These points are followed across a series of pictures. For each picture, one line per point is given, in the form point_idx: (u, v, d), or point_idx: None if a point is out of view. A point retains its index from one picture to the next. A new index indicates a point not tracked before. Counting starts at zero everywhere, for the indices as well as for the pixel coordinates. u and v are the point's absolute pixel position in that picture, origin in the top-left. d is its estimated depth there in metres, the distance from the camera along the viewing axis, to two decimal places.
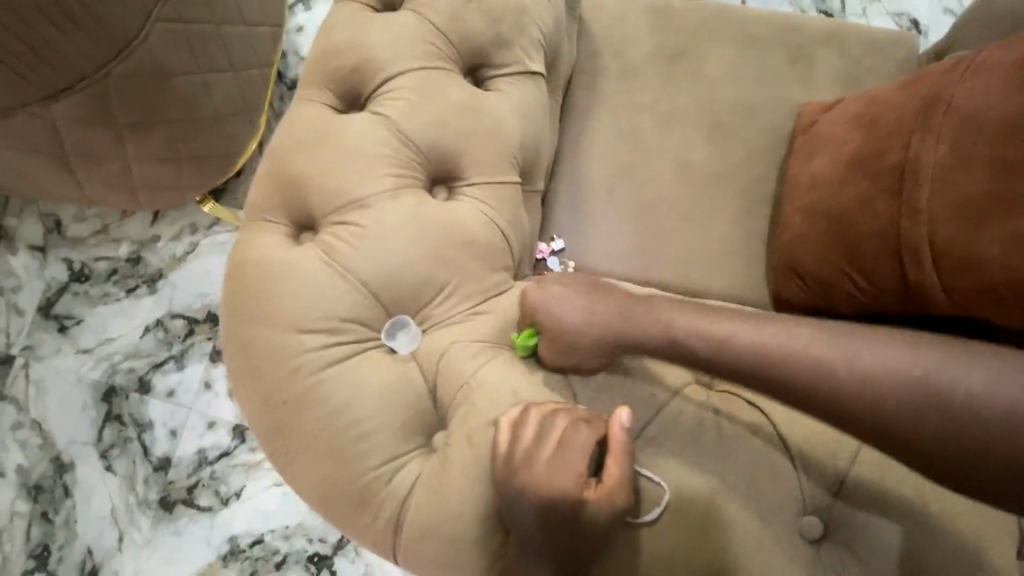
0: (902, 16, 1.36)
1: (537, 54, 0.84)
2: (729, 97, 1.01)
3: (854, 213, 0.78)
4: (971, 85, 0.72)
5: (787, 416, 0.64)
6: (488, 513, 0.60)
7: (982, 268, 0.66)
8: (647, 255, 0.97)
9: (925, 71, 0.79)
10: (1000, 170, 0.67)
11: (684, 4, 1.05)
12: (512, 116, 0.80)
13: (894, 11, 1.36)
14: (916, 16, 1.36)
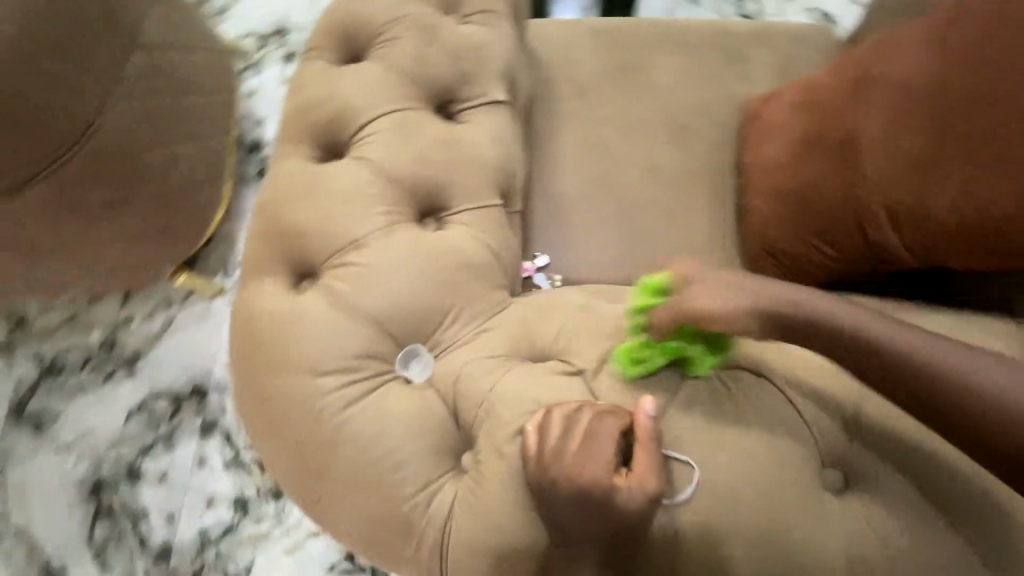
0: (814, 10, 1.48)
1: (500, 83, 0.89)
2: (680, 100, 1.09)
3: (816, 190, 0.84)
4: (896, 60, 0.80)
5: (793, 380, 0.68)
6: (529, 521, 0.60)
7: (943, 223, 0.73)
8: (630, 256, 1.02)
9: (850, 52, 0.87)
10: (941, 133, 0.73)
11: (623, 23, 1.14)
12: (486, 142, 0.84)
13: (806, 8, 1.49)
14: (826, 10, 1.48)
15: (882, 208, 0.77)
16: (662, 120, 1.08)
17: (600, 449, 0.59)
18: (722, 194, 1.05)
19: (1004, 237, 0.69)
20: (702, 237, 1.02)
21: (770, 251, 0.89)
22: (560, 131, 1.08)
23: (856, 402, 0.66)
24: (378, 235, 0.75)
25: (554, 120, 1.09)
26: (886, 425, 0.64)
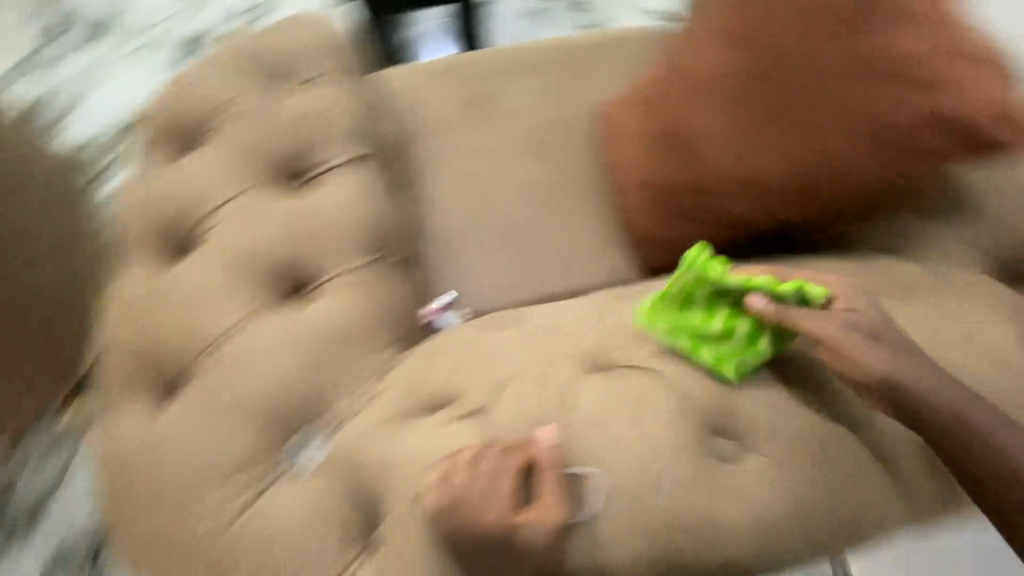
0: (654, 11, 1.60)
1: (350, 141, 0.89)
2: (537, 119, 1.14)
3: (670, 179, 0.92)
4: (701, 52, 0.88)
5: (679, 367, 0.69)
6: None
7: (773, 182, 0.84)
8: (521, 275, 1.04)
9: (667, 49, 0.95)
10: (751, 109, 0.84)
11: (470, 60, 1.21)
12: (346, 202, 0.83)
13: (646, 10, 1.60)
14: (665, 9, 1.60)
15: (725, 182, 0.87)
16: (523, 145, 1.12)
17: (500, 492, 0.59)
18: (594, 203, 1.09)
19: (818, 189, 0.82)
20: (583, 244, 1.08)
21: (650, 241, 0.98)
22: (431, 172, 1.11)
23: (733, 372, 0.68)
24: (254, 324, 0.72)
25: (423, 164, 1.12)
26: (840, 402, 0.68)
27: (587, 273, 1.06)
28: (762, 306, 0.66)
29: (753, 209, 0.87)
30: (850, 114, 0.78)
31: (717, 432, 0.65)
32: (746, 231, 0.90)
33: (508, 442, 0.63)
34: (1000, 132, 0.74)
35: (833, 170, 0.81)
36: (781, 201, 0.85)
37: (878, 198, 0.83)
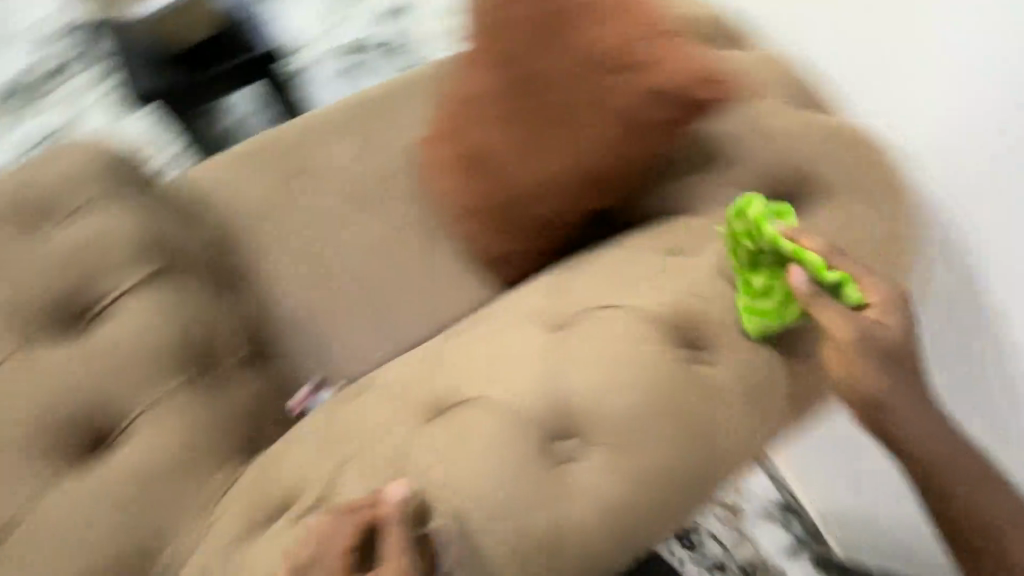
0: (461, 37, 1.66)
1: (132, 261, 0.87)
2: (353, 176, 1.23)
3: (479, 197, 0.98)
4: (467, 74, 0.94)
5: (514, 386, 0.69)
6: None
7: (554, 175, 0.87)
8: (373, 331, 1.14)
9: (448, 77, 1.01)
10: (514, 115, 0.88)
11: (280, 133, 1.28)
12: (141, 331, 0.83)
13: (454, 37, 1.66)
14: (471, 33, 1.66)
15: (517, 187, 0.92)
16: (348, 203, 1.20)
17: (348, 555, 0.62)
18: (422, 239, 1.17)
19: (594, 169, 0.84)
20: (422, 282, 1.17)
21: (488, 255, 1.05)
22: (265, 255, 1.17)
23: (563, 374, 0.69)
24: (102, 470, 0.76)
25: (256, 248, 1.18)
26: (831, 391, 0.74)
27: (438, 304, 1.16)
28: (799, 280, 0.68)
29: (551, 204, 0.91)
30: (575, 107, 0.82)
31: (558, 435, 0.67)
32: (558, 225, 0.94)
33: (334, 499, 0.66)
34: (706, 90, 0.77)
35: (583, 161, 0.84)
36: (570, 190, 0.88)
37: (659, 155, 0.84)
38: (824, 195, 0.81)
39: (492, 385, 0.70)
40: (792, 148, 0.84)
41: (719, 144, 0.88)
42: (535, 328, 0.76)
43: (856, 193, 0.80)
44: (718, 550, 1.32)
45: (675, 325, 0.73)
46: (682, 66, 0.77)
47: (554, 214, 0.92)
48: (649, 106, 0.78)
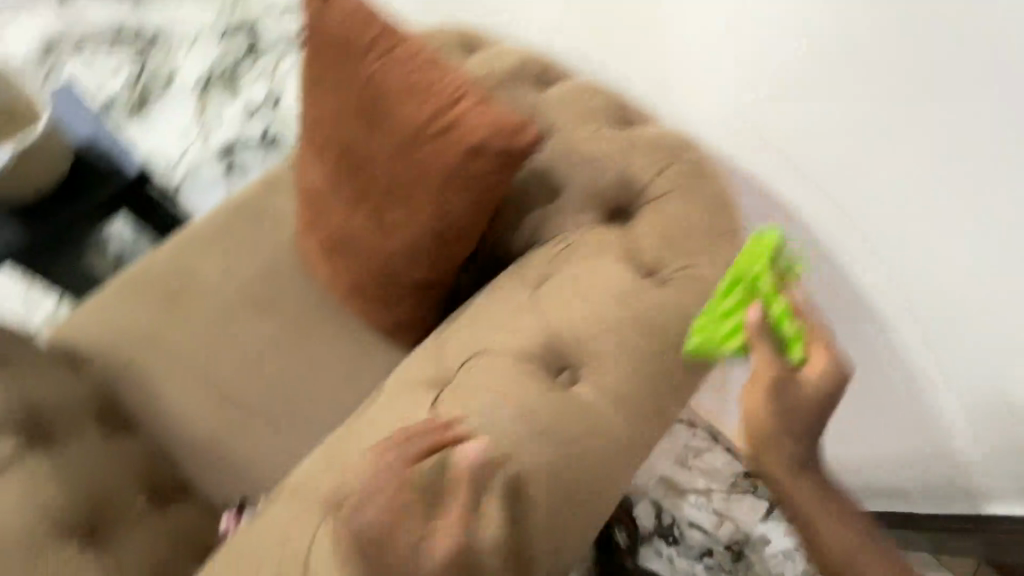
0: None
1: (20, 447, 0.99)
2: (240, 284, 1.27)
3: (359, 276, 1.03)
4: (308, 168, 0.97)
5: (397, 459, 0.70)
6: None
7: (408, 245, 0.89)
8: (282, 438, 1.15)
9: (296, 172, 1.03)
10: (355, 199, 0.90)
11: (162, 257, 1.32)
12: (33, 510, 0.94)
13: None
14: None
15: (386, 262, 0.95)
16: (234, 312, 1.24)
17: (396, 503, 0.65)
18: (310, 330, 1.21)
19: (439, 232, 0.85)
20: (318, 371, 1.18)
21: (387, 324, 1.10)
22: (162, 382, 1.19)
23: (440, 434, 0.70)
24: None
25: (152, 379, 1.20)
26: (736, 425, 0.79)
27: (346, 392, 1.17)
28: (755, 318, 0.69)
29: (419, 268, 0.94)
30: (402, 184, 0.81)
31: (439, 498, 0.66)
32: (437, 282, 0.97)
33: None
34: (515, 141, 0.74)
35: (426, 228, 0.84)
36: (429, 254, 0.89)
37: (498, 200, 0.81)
38: (646, 202, 0.86)
39: (373, 463, 0.73)
40: (615, 165, 0.88)
41: (554, 174, 0.90)
42: (417, 396, 0.78)
43: (673, 195, 0.85)
44: (699, 535, 1.37)
45: (540, 358, 0.75)
46: (484, 124, 0.74)
47: (428, 275, 0.95)
48: (467, 169, 0.76)
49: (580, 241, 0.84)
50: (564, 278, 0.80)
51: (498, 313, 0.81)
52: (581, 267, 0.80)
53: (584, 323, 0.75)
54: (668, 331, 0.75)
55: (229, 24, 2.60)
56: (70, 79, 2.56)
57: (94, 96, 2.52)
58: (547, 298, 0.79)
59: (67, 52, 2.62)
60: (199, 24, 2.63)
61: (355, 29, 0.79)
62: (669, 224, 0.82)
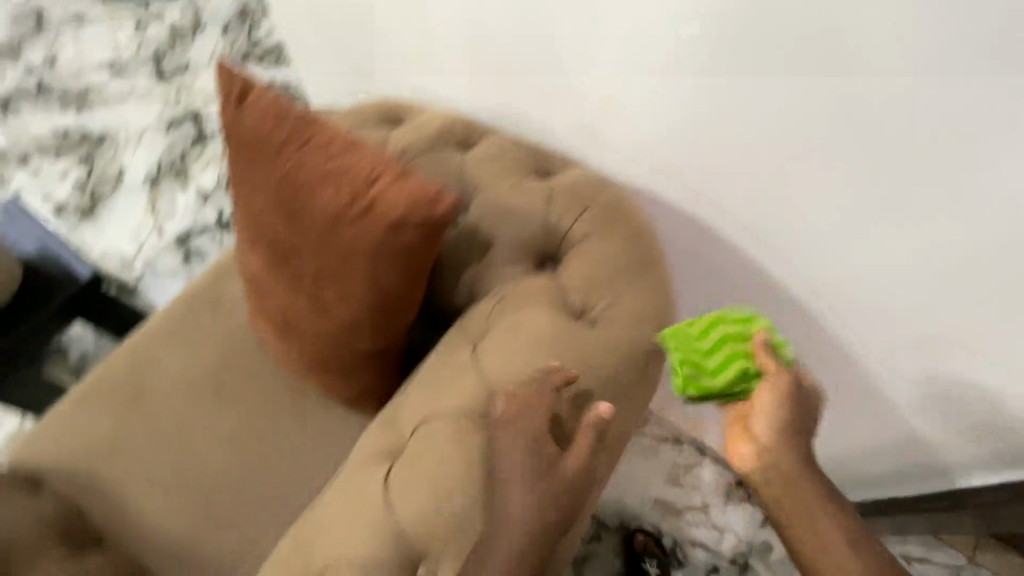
0: None
1: None
2: (199, 376, 1.27)
3: (312, 354, 1.04)
4: (245, 259, 0.99)
5: (362, 545, 0.74)
6: (528, 512, 0.67)
7: (353, 318, 0.91)
8: (260, 525, 1.14)
9: (235, 263, 1.05)
10: (293, 283, 0.92)
11: (115, 360, 1.31)
12: None
13: None
14: None
15: (334, 338, 0.97)
16: (195, 407, 1.24)
17: (539, 418, 0.72)
18: (274, 412, 1.22)
19: (380, 302, 0.87)
20: (287, 452, 1.19)
21: (349, 395, 1.11)
22: (126, 491, 1.17)
23: (396, 516, 0.74)
24: None
25: (116, 489, 1.18)
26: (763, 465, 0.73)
27: (319, 466, 1.18)
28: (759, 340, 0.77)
29: (368, 339, 0.96)
30: (336, 264, 0.84)
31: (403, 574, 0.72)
32: (389, 348, 0.99)
33: None
34: (435, 210, 0.77)
35: (368, 301, 0.87)
36: (374, 324, 0.92)
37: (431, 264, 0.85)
38: (569, 248, 0.90)
39: (338, 547, 0.75)
40: (533, 216, 0.92)
41: (481, 230, 0.94)
42: (373, 470, 0.80)
43: (593, 238, 0.89)
44: (705, 554, 1.66)
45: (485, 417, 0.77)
46: (403, 199, 0.77)
47: (378, 343, 0.97)
48: (395, 242, 0.79)
49: (512, 293, 0.88)
50: (500, 332, 0.83)
51: (442, 375, 0.83)
52: (515, 320, 0.83)
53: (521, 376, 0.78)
54: (603, 372, 0.79)
55: (175, 117, 2.74)
56: (19, 193, 2.57)
57: (42, 208, 2.53)
58: (485, 355, 0.81)
59: (15, 167, 2.65)
60: (147, 121, 2.73)
61: (272, 126, 0.83)
62: (593, 268, 0.86)
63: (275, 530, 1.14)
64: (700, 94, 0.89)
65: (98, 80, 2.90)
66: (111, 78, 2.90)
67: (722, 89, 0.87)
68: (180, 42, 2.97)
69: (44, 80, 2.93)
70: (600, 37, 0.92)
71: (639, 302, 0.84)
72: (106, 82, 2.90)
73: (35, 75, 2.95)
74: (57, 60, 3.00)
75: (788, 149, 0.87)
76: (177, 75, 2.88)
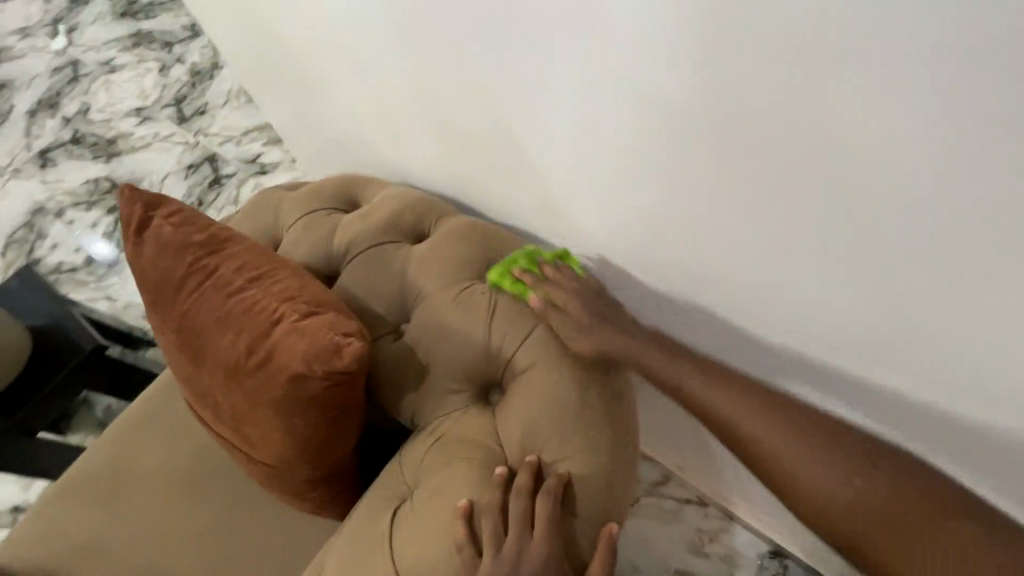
0: None
1: None
2: (170, 468, 1.22)
3: (258, 477, 0.96)
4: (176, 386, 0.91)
5: None
6: None
7: (283, 454, 0.82)
8: None
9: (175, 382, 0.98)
10: (217, 418, 0.84)
11: (88, 456, 1.27)
12: None
13: None
14: None
15: (273, 467, 0.88)
16: (170, 500, 1.19)
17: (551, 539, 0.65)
18: (242, 508, 1.17)
19: (304, 443, 0.78)
20: (255, 553, 1.13)
21: (307, 508, 1.03)
22: None
23: None
24: None
25: None
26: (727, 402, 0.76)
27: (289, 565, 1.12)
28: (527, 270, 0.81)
29: (307, 469, 0.86)
30: (247, 410, 0.76)
31: None
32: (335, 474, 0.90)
33: None
34: (335, 362, 0.67)
35: (289, 444, 0.79)
36: (307, 459, 0.83)
37: (351, 402, 0.74)
38: (515, 375, 0.78)
39: None
40: (474, 333, 0.80)
41: (421, 345, 0.83)
42: None
43: (541, 365, 0.76)
44: None
45: None
46: (300, 349, 0.68)
47: (319, 472, 0.88)
48: (301, 392, 0.70)
49: (447, 434, 0.77)
50: (424, 499, 0.72)
51: (364, 545, 0.73)
52: (443, 478, 0.72)
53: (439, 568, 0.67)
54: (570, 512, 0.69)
55: (194, 161, 2.43)
56: (54, 248, 2.45)
57: (76, 261, 2.43)
58: (406, 524, 0.71)
59: (50, 220, 2.48)
60: (169, 166, 2.45)
61: (169, 262, 0.75)
62: (532, 408, 0.73)
63: None
64: (673, 188, 0.78)
65: (124, 127, 2.53)
66: (137, 125, 2.52)
67: (691, 191, 0.76)
68: (200, 82, 2.53)
69: (79, 131, 2.57)
70: (563, 129, 0.83)
71: (589, 455, 0.71)
72: (132, 129, 2.53)
73: (72, 127, 2.58)
74: (91, 109, 2.58)
75: (771, 258, 0.75)
76: (198, 117, 2.48)
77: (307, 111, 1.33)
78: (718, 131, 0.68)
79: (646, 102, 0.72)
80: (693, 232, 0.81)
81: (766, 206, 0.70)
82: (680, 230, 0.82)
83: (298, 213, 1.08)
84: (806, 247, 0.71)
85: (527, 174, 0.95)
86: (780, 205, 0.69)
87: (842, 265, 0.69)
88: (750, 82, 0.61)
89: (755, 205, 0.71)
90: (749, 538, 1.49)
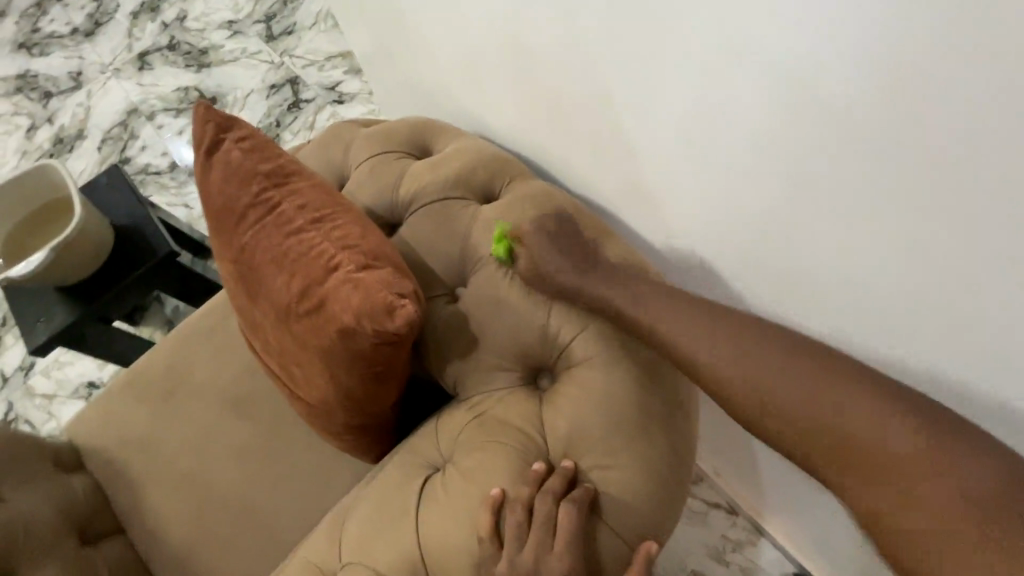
0: None
1: None
2: (218, 383, 1.26)
3: (298, 412, 0.94)
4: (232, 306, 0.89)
5: None
6: None
7: (324, 400, 0.80)
8: (263, 536, 1.15)
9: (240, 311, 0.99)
10: (266, 346, 0.81)
11: (145, 359, 1.32)
12: None
13: None
14: None
15: (313, 408, 0.86)
16: (216, 411, 1.24)
17: (575, 546, 0.63)
18: (282, 432, 1.21)
19: (347, 392, 0.76)
20: (289, 473, 1.18)
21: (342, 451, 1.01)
22: (148, 488, 1.21)
23: None
24: None
25: (137, 481, 1.22)
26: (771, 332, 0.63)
27: (319, 489, 1.17)
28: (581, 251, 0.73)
29: (346, 418, 0.84)
30: (294, 353, 0.75)
31: None
32: (373, 426, 0.88)
33: None
34: (386, 323, 0.63)
35: (329, 394, 0.77)
36: (349, 409, 0.81)
37: (397, 362, 0.71)
38: (567, 367, 0.73)
39: None
40: (530, 313, 0.75)
41: (473, 317, 0.79)
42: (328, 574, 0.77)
43: (595, 363, 0.70)
44: None
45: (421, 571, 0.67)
46: (352, 303, 0.65)
47: (359, 422, 0.86)
48: (348, 348, 0.67)
49: (483, 416, 0.73)
50: (451, 477, 0.70)
51: (386, 509, 0.73)
52: (472, 463, 0.69)
53: (454, 552, 0.66)
54: (605, 521, 0.65)
55: (277, 82, 2.37)
56: (143, 149, 2.40)
57: (161, 164, 2.36)
58: (431, 499, 0.69)
59: (141, 121, 2.44)
60: (252, 83, 2.40)
61: (234, 191, 0.73)
62: (579, 405, 0.69)
63: (274, 543, 1.15)
64: (784, 188, 0.66)
65: (214, 39, 2.52)
66: (227, 38, 2.50)
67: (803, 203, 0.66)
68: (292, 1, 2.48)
69: (176, 38, 2.57)
70: (666, 100, 0.72)
71: (635, 465, 0.66)
72: (222, 42, 2.51)
73: (169, 33, 2.59)
74: (188, 18, 2.60)
75: (881, 298, 0.65)
76: (286, 37, 2.44)
77: (389, 42, 1.26)
78: (854, 139, 0.56)
79: (776, 89, 0.60)
80: (792, 249, 0.71)
81: (900, 236, 0.58)
82: (786, 241, 0.71)
83: (365, 154, 1.03)
84: (933, 286, 0.59)
85: (617, 143, 0.85)
86: (908, 239, 0.58)
87: (975, 320, 0.57)
88: (912, 82, 0.50)
89: (888, 231, 0.59)
90: (777, 557, 1.41)
